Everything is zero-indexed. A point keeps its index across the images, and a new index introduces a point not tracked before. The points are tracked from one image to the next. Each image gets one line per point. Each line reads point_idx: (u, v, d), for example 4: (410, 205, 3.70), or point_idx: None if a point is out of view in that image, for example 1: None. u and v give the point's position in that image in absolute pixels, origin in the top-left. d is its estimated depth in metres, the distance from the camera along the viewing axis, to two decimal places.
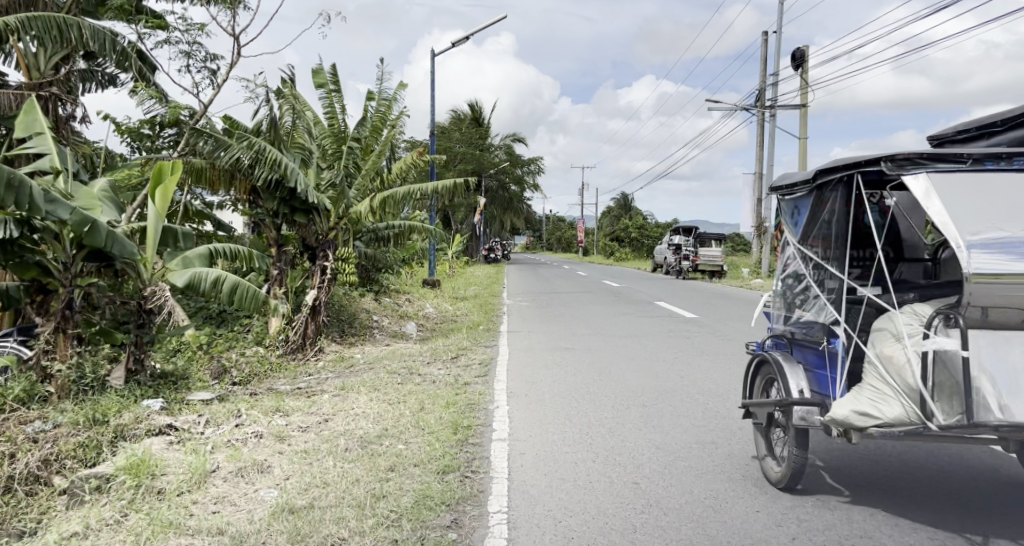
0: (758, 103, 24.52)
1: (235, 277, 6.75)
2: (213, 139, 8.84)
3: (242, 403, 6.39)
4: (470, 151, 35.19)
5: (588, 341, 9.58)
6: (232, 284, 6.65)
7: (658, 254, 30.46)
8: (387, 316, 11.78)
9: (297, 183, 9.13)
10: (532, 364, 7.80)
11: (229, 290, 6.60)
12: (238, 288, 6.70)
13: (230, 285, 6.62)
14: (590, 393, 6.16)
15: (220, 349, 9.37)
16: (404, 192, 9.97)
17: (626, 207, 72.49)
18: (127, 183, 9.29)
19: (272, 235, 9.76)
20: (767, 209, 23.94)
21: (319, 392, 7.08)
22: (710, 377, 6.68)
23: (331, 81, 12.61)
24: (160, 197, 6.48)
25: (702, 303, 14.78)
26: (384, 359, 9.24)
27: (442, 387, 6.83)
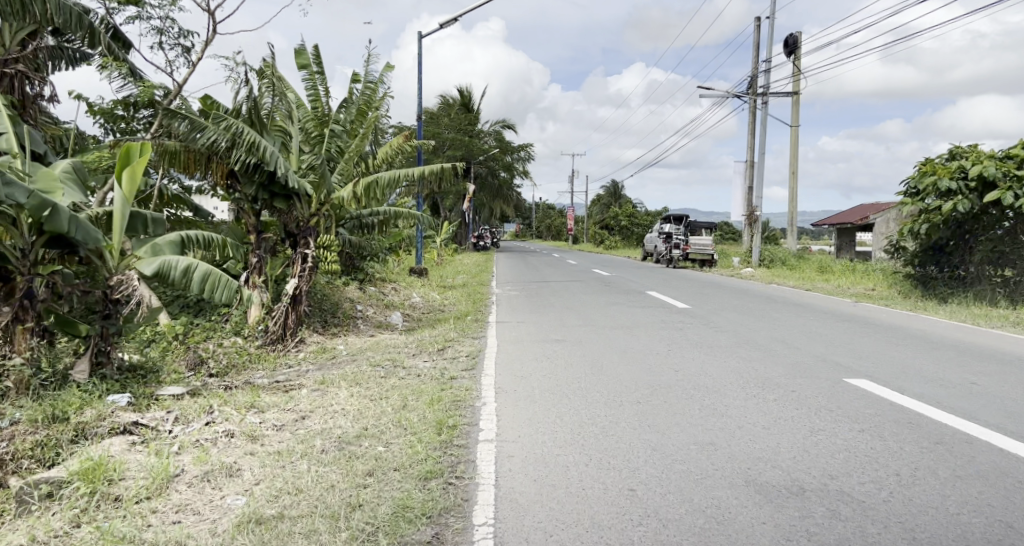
0: (751, 90, 24.24)
1: (206, 266, 6.41)
2: (188, 120, 8.46)
3: (215, 398, 6.05)
4: (459, 137, 34.73)
5: (577, 332, 9.32)
6: (203, 272, 6.33)
7: (647, 242, 30.24)
8: (372, 306, 11.46)
9: (276, 167, 8.78)
10: (520, 357, 7.51)
11: (200, 279, 6.28)
12: (210, 277, 6.38)
13: (201, 275, 6.30)
14: (581, 389, 5.88)
15: (196, 340, 9.03)
16: (389, 176, 9.62)
17: (616, 195, 72.20)
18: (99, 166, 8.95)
19: (251, 221, 9.36)
20: (758, 198, 23.74)
21: (298, 386, 6.76)
22: (706, 372, 6.41)
23: (315, 63, 12.21)
24: (127, 178, 6.18)
25: (694, 293, 14.54)
26: (367, 351, 8.92)
27: (426, 382, 6.52)
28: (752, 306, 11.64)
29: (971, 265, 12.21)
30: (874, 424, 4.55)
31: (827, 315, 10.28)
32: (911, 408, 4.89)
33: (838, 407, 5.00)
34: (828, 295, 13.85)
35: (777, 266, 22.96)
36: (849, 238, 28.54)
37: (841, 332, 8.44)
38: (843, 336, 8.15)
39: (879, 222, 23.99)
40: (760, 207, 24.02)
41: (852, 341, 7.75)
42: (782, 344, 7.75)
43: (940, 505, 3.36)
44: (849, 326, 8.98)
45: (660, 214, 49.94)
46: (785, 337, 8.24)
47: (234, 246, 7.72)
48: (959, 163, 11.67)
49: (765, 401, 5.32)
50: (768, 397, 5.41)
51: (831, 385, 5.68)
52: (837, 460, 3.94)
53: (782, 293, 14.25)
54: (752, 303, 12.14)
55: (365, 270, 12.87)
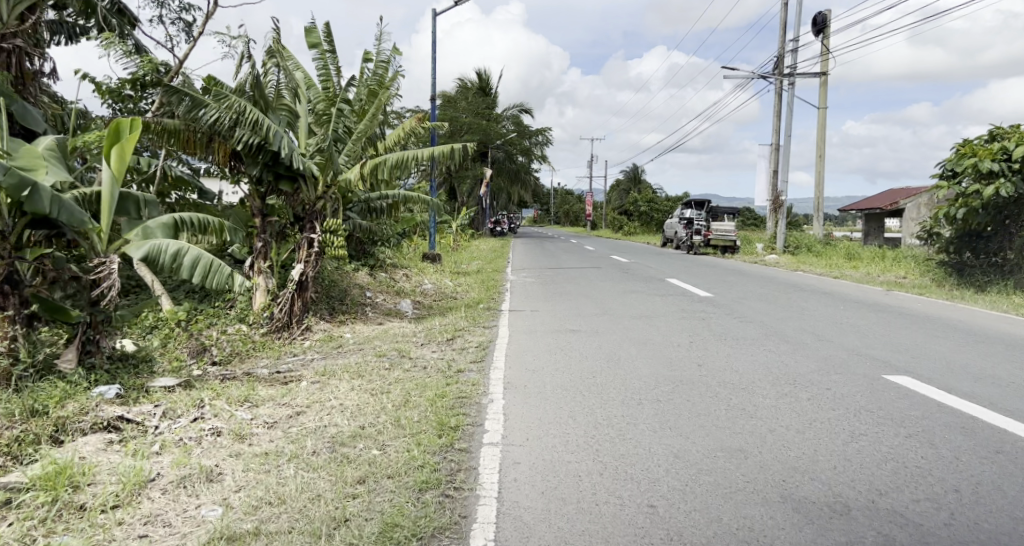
0: (776, 71, 23.52)
1: (199, 249, 6.06)
2: (190, 98, 8.14)
3: (208, 391, 5.70)
4: (477, 121, 34.18)
5: (595, 322, 8.88)
6: (194, 257, 5.96)
7: (667, 228, 29.69)
8: (382, 293, 11.09)
9: (281, 147, 8.41)
10: (533, 349, 7.11)
11: (190, 265, 5.91)
12: (201, 263, 5.99)
13: (191, 260, 5.92)
14: (596, 385, 5.46)
15: (199, 326, 8.70)
16: (397, 157, 9.21)
17: (636, 180, 71.32)
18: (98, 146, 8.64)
19: (255, 204, 9.06)
20: (783, 183, 23.10)
21: (298, 378, 6.41)
22: (732, 367, 5.98)
23: (325, 41, 11.83)
24: (116, 155, 5.86)
25: (716, 280, 14.05)
26: (374, 339, 8.56)
27: (432, 375, 6.13)
28: (779, 295, 11.14)
29: (1011, 252, 11.60)
30: (923, 428, 4.09)
31: (858, 305, 9.75)
32: (963, 410, 4.41)
33: (881, 409, 4.53)
34: (858, 283, 13.29)
35: (801, 253, 22.34)
36: (877, 224, 27.75)
37: (875, 323, 7.94)
38: (878, 327, 7.65)
39: (909, 207, 23.26)
40: (785, 193, 23.38)
41: (888, 333, 7.26)
42: (813, 337, 7.27)
43: (1011, 531, 2.92)
44: (883, 316, 8.48)
45: (680, 199, 49.18)
46: (814, 330, 7.76)
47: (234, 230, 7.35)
48: (1001, 144, 11.04)
49: (799, 400, 4.87)
50: (801, 396, 4.96)
51: (870, 382, 5.21)
52: (885, 473, 3.50)
53: (809, 281, 13.69)
54: (779, 293, 11.64)
55: (376, 256, 12.50)
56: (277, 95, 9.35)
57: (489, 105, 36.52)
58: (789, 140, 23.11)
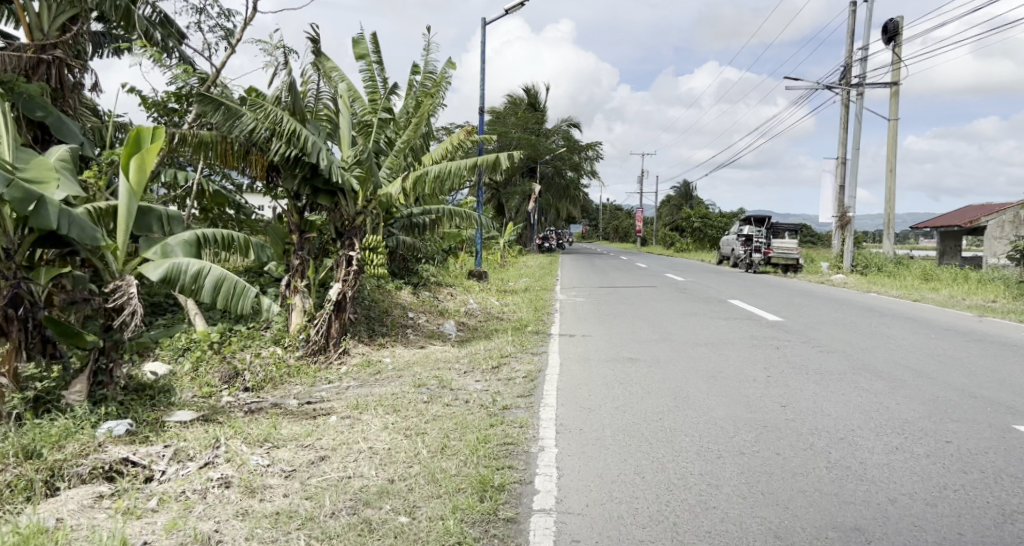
0: (842, 83, 22.46)
1: (221, 270, 5.49)
2: (223, 107, 7.64)
3: (227, 427, 5.12)
4: (526, 136, 33.63)
5: (654, 350, 8.10)
6: (216, 278, 5.41)
7: (723, 244, 28.66)
8: (425, 313, 10.48)
9: (319, 159, 7.86)
10: (589, 383, 6.36)
11: (212, 288, 5.36)
12: (224, 286, 5.44)
13: (213, 282, 5.38)
14: (665, 432, 4.73)
15: (232, 349, 8.19)
16: (439, 169, 8.53)
17: (688, 196, 69.93)
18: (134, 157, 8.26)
19: (292, 220, 8.51)
20: (850, 199, 21.95)
21: (329, 411, 5.81)
22: (822, 413, 5.17)
23: (372, 52, 11.36)
24: (135, 167, 5.26)
25: (782, 303, 13.09)
26: (415, 366, 7.91)
27: (476, 412, 5.45)
28: (857, 324, 10.21)
29: None
30: None
31: (952, 335, 8.77)
32: None
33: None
34: (944, 308, 12.20)
35: (872, 274, 21.13)
36: (954, 243, 26.24)
37: (982, 357, 6.98)
38: (987, 362, 6.70)
39: (992, 225, 21.84)
40: (852, 209, 22.24)
41: (1002, 370, 6.32)
42: (911, 377, 6.38)
43: None
44: (985, 347, 7.52)
45: (735, 216, 47.87)
46: (909, 367, 6.86)
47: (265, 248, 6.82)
48: None
49: (916, 456, 4.08)
50: (917, 451, 4.17)
51: (1000, 434, 4.35)
52: None
53: (886, 306, 12.64)
54: (857, 320, 10.68)
55: (420, 274, 11.94)
56: (317, 104, 8.84)
57: (538, 120, 36.02)
58: (856, 154, 21.99)
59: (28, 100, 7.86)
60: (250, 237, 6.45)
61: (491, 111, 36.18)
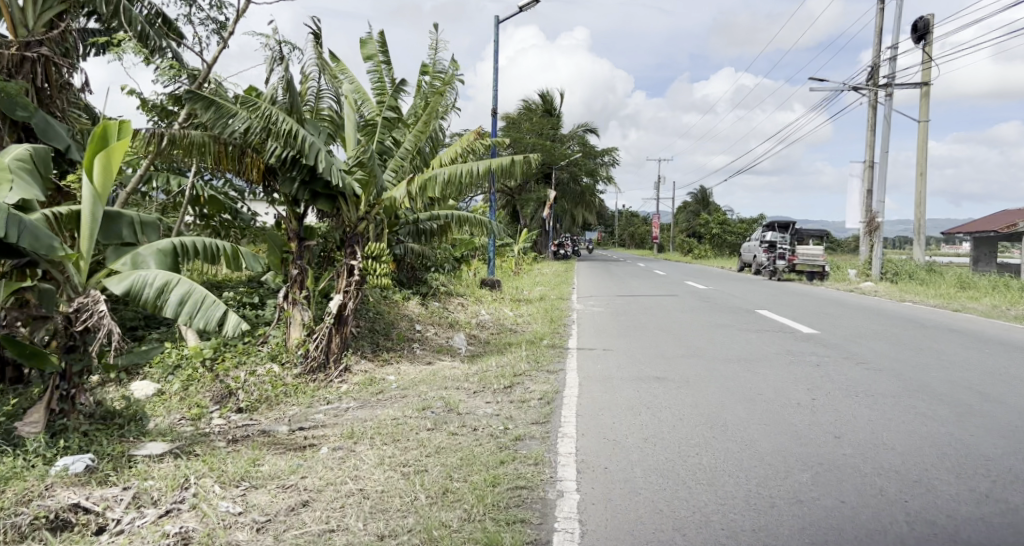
0: (868, 83, 21.69)
1: (190, 283, 4.86)
2: (213, 105, 6.82)
3: (202, 461, 4.48)
4: (540, 141, 32.91)
5: (682, 369, 7.41)
6: (183, 292, 4.78)
7: (744, 251, 27.91)
8: (433, 325, 9.84)
9: (319, 161, 7.09)
10: (610, 407, 5.69)
11: (176, 302, 4.73)
12: (191, 299, 4.80)
13: (177, 296, 4.75)
14: (707, 473, 4.15)
15: (224, 365, 7.52)
16: (448, 172, 7.85)
17: (705, 202, 69.15)
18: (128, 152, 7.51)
19: (291, 227, 7.83)
20: (879, 204, 21.20)
21: (321, 440, 5.18)
22: (881, 451, 4.54)
23: (380, 51, 10.74)
24: (100, 166, 4.64)
25: (814, 316, 12.39)
26: (421, 384, 7.28)
27: (485, 442, 4.81)
28: (897, 341, 9.52)
29: None
30: None
31: (1006, 357, 8.08)
32: None
33: None
34: (990, 322, 11.51)
35: (902, 282, 20.38)
36: (987, 249, 25.49)
37: None
38: None
39: None
40: (882, 214, 21.47)
41: None
42: (973, 407, 5.73)
43: None
44: None
45: (755, 221, 46.96)
46: (968, 395, 6.20)
47: (257, 258, 6.17)
48: None
49: (1012, 507, 3.56)
50: (1011, 501, 3.64)
51: None
52: None
53: (925, 320, 11.91)
54: (896, 336, 9.98)
55: (429, 283, 11.33)
56: (317, 104, 8.14)
57: (554, 125, 35.34)
58: (885, 157, 21.20)
59: (7, 100, 6.87)
60: (236, 245, 5.81)
61: (506, 116, 35.64)
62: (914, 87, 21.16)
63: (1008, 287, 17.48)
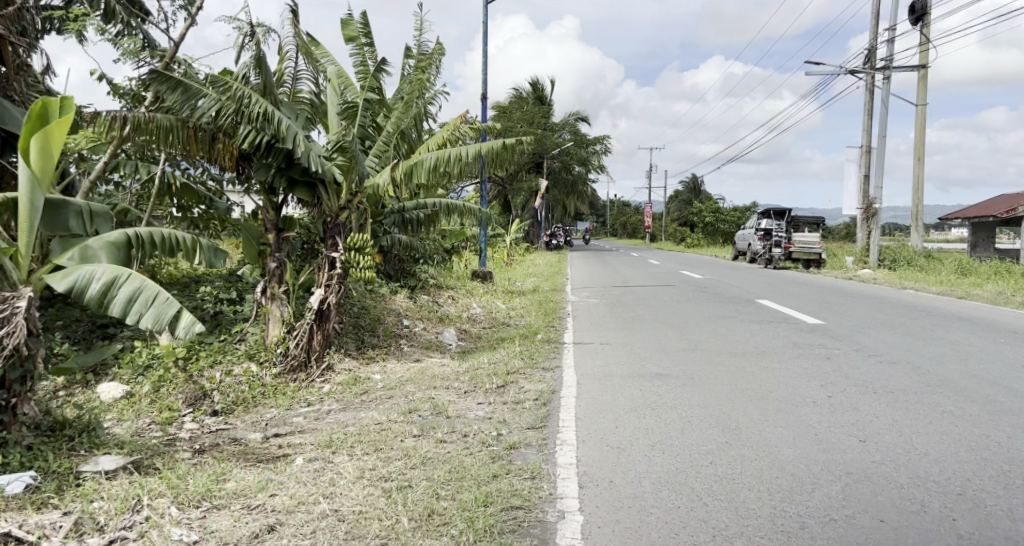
0: (864, 67, 21.30)
1: (141, 281, 4.51)
2: (179, 86, 6.24)
3: (161, 477, 4.00)
4: (531, 129, 32.35)
5: (685, 365, 6.98)
6: (132, 289, 4.46)
7: (739, 239, 27.52)
8: (422, 320, 9.36)
9: (297, 146, 6.49)
10: (612, 410, 5.25)
11: (124, 300, 4.41)
12: (142, 296, 4.47)
13: (125, 293, 4.43)
14: (728, 487, 3.73)
15: (198, 365, 6.98)
16: (436, 157, 7.33)
17: (696, 191, 68.81)
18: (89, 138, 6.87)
19: (268, 217, 7.26)
20: (876, 190, 20.86)
21: (296, 449, 4.70)
22: (914, 457, 4.16)
23: (362, 33, 10.20)
24: (37, 147, 4.22)
25: (817, 306, 11.99)
26: (409, 384, 6.83)
27: (477, 452, 4.36)
28: (907, 332, 9.14)
29: None
30: None
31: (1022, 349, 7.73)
32: None
33: None
34: (997, 311, 11.19)
35: (900, 269, 20.07)
36: (985, 234, 25.58)
37: None
38: None
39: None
40: (879, 200, 21.14)
41: None
42: (1001, 406, 5.35)
43: None
44: None
45: (748, 210, 46.62)
46: (992, 392, 5.82)
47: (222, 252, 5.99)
48: None
49: None
50: None
51: None
52: None
53: (931, 309, 11.54)
54: (905, 327, 9.59)
55: (417, 276, 10.84)
56: (294, 87, 7.51)
57: (545, 113, 34.79)
58: (882, 142, 20.85)
59: None
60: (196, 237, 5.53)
61: (496, 105, 35.11)
62: (911, 70, 20.79)
63: (1010, 274, 17.18)
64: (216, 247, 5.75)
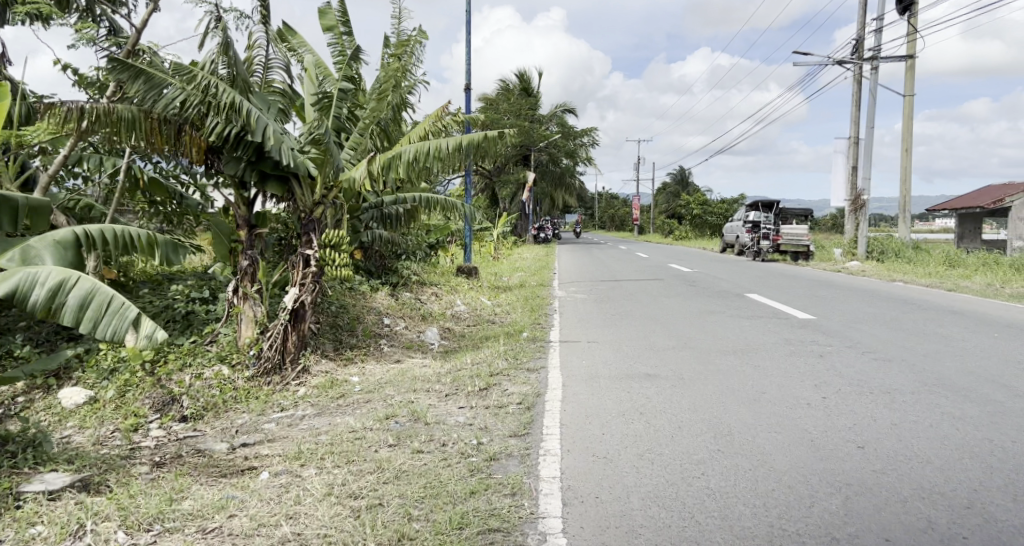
0: (853, 58, 21.17)
1: (92, 286, 4.44)
2: (142, 75, 5.90)
3: (112, 495, 3.72)
4: (518, 121, 32.03)
5: (675, 364, 6.74)
6: (83, 294, 4.40)
7: (727, 231, 27.36)
8: (404, 319, 9.07)
9: (267, 138, 6.16)
10: (599, 416, 5.00)
11: (75, 307, 4.35)
12: (93, 301, 4.40)
13: (75, 300, 4.36)
14: (723, 502, 3.49)
15: (166, 368, 6.65)
16: (415, 150, 7.03)
17: (684, 183, 68.85)
18: (48, 131, 6.51)
19: (239, 212, 6.93)
20: (864, 181, 20.74)
21: (263, 461, 4.40)
22: (915, 466, 3.94)
23: (340, 21, 9.86)
24: None
25: (807, 300, 11.80)
26: (388, 386, 6.56)
27: (455, 464, 4.11)
28: (899, 327, 8.95)
29: None
30: None
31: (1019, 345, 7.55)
32: None
33: None
34: (990, 304, 11.06)
35: (889, 261, 19.96)
36: (972, 225, 25.64)
37: None
38: None
39: (1015, 206, 21.81)
40: (867, 192, 21.00)
41: None
42: (1003, 407, 5.15)
43: None
44: None
45: (736, 202, 46.57)
46: (992, 392, 5.62)
47: (186, 244, 6.01)
48: None
49: None
50: None
51: None
52: None
53: (923, 302, 11.37)
54: (897, 322, 9.40)
55: (399, 272, 10.54)
56: (265, 76, 7.20)
57: (532, 105, 34.47)
58: (871, 133, 20.72)
59: None
60: (154, 232, 5.50)
61: (483, 97, 34.75)
62: (899, 60, 20.64)
63: (999, 264, 17.11)
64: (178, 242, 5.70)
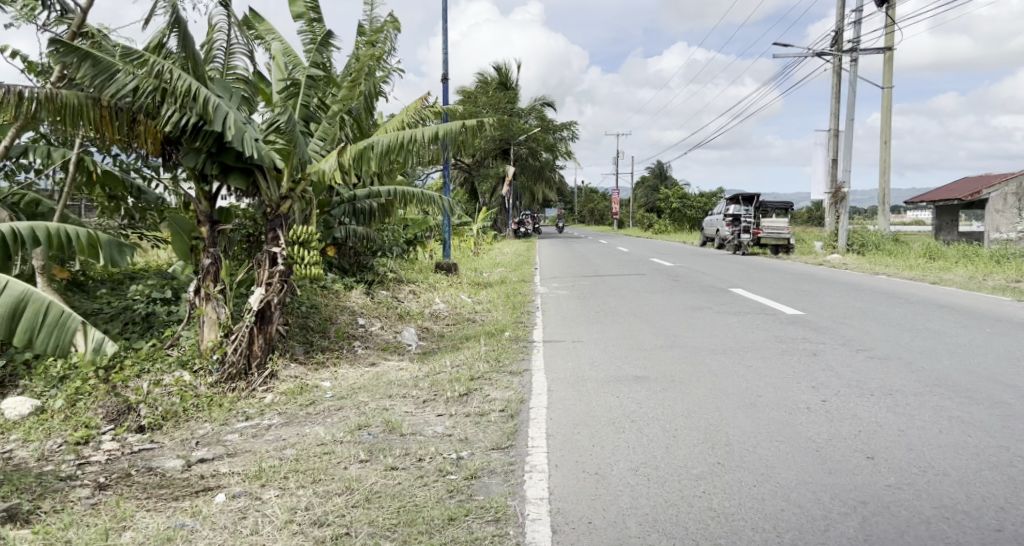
0: (833, 51, 21.03)
1: (27, 292, 4.50)
2: (90, 59, 5.47)
3: (44, 528, 3.30)
4: (497, 115, 31.61)
5: (665, 366, 6.40)
6: (17, 301, 4.46)
7: (708, 225, 27.19)
8: (379, 319, 8.65)
9: (227, 127, 5.74)
10: (587, 425, 4.64)
11: (9, 315, 4.41)
12: (28, 309, 4.46)
13: (8, 308, 4.42)
14: (731, 528, 3.16)
15: (122, 375, 6.19)
16: (388, 141, 6.62)
17: (663, 176, 68.90)
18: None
19: (200, 208, 6.50)
20: (845, 174, 20.62)
21: (220, 480, 3.98)
22: (932, 479, 3.63)
23: None
24: None
25: (793, 294, 11.56)
26: (362, 392, 6.17)
27: (432, 484, 3.73)
28: (890, 322, 8.70)
29: None
30: None
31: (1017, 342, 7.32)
32: None
33: None
34: (978, 297, 10.89)
35: (870, 254, 19.84)
36: (949, 217, 25.73)
37: None
38: None
39: (991, 197, 21.90)
40: (848, 184, 20.88)
41: None
42: (1013, 409, 4.87)
43: None
44: None
45: (716, 195, 46.57)
46: (998, 392, 5.35)
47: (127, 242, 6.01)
48: None
49: None
50: None
51: None
52: None
53: (909, 296, 11.17)
54: (887, 316, 9.17)
55: (375, 270, 10.12)
56: (228, 63, 6.76)
57: (511, 98, 34.07)
58: (851, 125, 20.60)
59: None
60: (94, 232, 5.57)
61: (461, 91, 34.29)
62: (878, 53, 20.53)
63: (979, 257, 17.05)
64: (120, 244, 5.75)
